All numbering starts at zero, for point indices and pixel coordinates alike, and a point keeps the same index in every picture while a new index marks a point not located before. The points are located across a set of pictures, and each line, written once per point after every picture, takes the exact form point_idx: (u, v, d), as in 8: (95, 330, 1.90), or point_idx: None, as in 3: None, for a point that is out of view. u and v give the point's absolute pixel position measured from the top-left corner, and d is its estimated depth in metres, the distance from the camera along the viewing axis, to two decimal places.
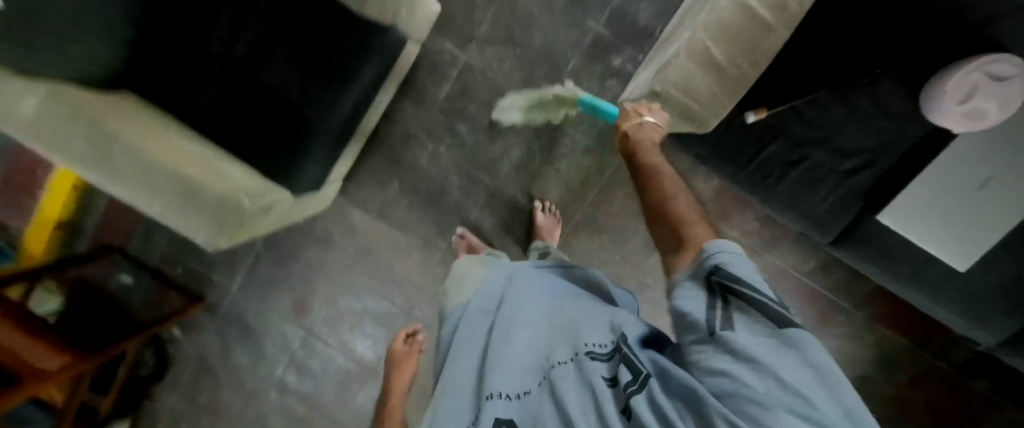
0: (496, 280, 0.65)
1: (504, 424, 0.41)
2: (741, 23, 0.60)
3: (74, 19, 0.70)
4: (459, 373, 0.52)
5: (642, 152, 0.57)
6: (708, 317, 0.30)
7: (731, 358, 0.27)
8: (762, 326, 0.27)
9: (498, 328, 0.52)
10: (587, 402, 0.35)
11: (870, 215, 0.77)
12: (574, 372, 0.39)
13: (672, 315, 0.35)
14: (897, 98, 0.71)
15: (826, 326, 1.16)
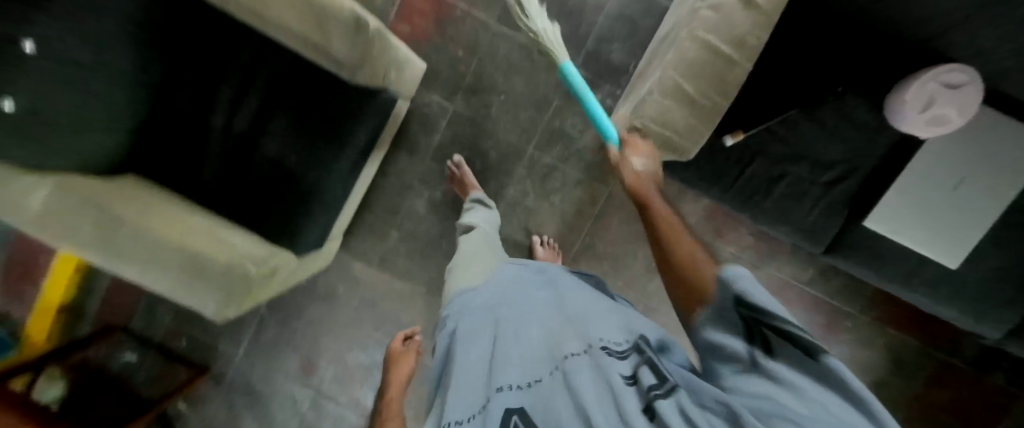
0: (502, 279, 0.65)
1: (515, 412, 0.39)
2: (708, 60, 0.64)
3: (78, 112, 0.73)
4: (464, 364, 0.51)
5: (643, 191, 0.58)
6: (749, 350, 0.32)
7: (772, 383, 0.28)
8: (799, 355, 0.29)
9: (508, 326, 0.52)
10: (605, 392, 0.35)
11: (856, 222, 0.80)
12: (590, 366, 0.39)
13: (708, 347, 0.37)
14: (862, 111, 0.75)
15: (835, 333, 1.17)
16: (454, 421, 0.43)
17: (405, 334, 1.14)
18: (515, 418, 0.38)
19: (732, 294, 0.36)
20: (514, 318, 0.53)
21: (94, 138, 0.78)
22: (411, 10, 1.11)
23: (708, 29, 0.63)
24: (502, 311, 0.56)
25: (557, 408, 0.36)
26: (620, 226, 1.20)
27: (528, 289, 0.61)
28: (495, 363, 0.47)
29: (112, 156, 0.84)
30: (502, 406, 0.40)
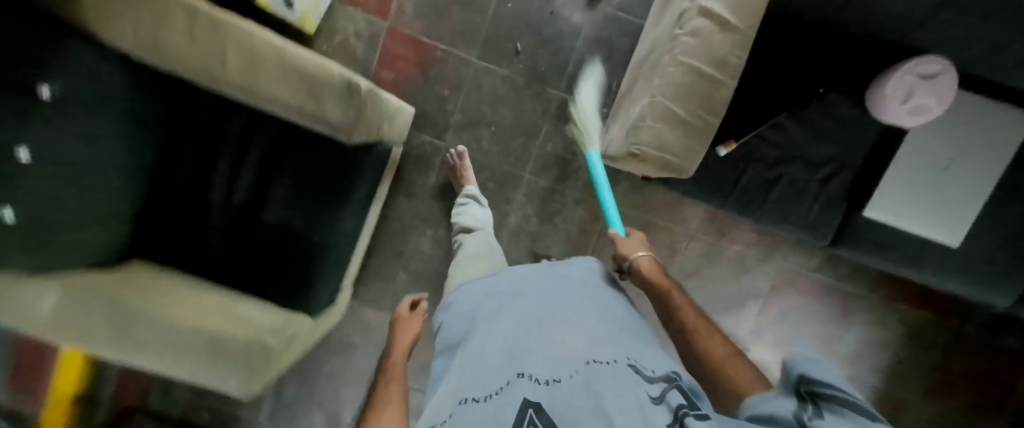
0: (519, 279, 0.65)
1: (532, 405, 0.38)
2: (694, 82, 0.66)
3: (78, 213, 0.73)
4: (481, 356, 0.49)
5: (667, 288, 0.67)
6: (797, 411, 0.33)
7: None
8: (853, 416, 0.30)
9: (527, 328, 0.51)
10: (633, 403, 0.35)
11: (857, 212, 0.82)
12: (617, 375, 0.39)
13: (755, 412, 0.38)
14: (845, 106, 0.78)
15: (848, 315, 1.20)
16: (469, 400, 0.42)
17: (411, 301, 1.07)
18: (532, 411, 0.37)
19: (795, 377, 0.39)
20: (538, 320, 0.53)
21: (94, 235, 0.77)
22: (392, 57, 1.13)
23: (691, 55, 0.65)
24: (526, 312, 0.55)
25: (581, 407, 0.36)
26: None
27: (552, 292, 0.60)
28: (515, 359, 0.46)
29: (115, 248, 0.83)
30: (519, 396, 0.39)
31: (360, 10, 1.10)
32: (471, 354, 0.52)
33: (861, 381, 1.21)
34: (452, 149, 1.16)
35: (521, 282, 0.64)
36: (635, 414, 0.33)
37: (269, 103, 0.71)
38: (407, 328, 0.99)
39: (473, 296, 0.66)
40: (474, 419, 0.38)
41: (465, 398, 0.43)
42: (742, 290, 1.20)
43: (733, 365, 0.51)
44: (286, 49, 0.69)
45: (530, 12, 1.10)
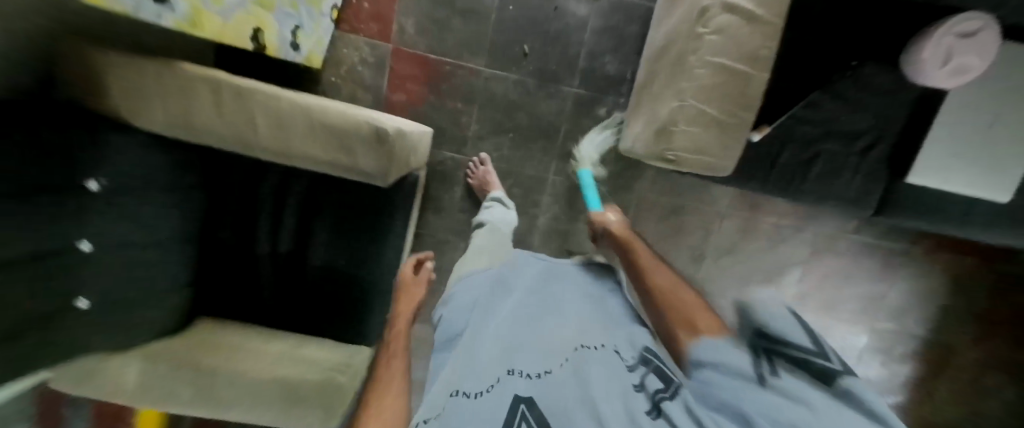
0: (515, 274, 0.73)
1: (523, 399, 0.44)
2: (725, 81, 0.64)
3: (139, 291, 0.77)
4: (474, 350, 0.54)
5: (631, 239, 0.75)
6: (755, 369, 0.33)
7: (781, 397, 0.30)
8: (809, 376, 0.31)
9: (519, 321, 0.58)
10: (618, 393, 0.42)
11: (899, 179, 0.80)
12: (602, 367, 0.46)
13: (709, 362, 0.38)
14: (881, 74, 0.75)
15: (890, 270, 1.19)
16: (465, 390, 0.47)
17: (416, 258, 0.94)
18: (523, 406, 0.42)
19: (748, 321, 0.39)
20: (531, 317, 0.59)
21: (156, 306, 0.81)
22: (401, 78, 1.11)
23: (721, 54, 0.63)
24: (518, 313, 0.61)
25: (571, 399, 0.42)
26: (657, 225, 1.19)
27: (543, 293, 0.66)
28: (508, 357, 0.51)
29: (178, 313, 0.87)
30: (510, 392, 0.45)
31: (362, 35, 1.08)
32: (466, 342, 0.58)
33: (906, 331, 1.23)
34: (475, 157, 1.16)
35: (518, 278, 0.71)
36: (618, 403, 0.41)
37: (303, 162, 0.72)
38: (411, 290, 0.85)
39: (469, 284, 0.72)
40: (468, 414, 0.43)
41: (453, 391, 0.48)
42: (780, 260, 1.20)
43: (687, 298, 0.54)
44: (311, 107, 0.69)
45: (533, 12, 1.07)
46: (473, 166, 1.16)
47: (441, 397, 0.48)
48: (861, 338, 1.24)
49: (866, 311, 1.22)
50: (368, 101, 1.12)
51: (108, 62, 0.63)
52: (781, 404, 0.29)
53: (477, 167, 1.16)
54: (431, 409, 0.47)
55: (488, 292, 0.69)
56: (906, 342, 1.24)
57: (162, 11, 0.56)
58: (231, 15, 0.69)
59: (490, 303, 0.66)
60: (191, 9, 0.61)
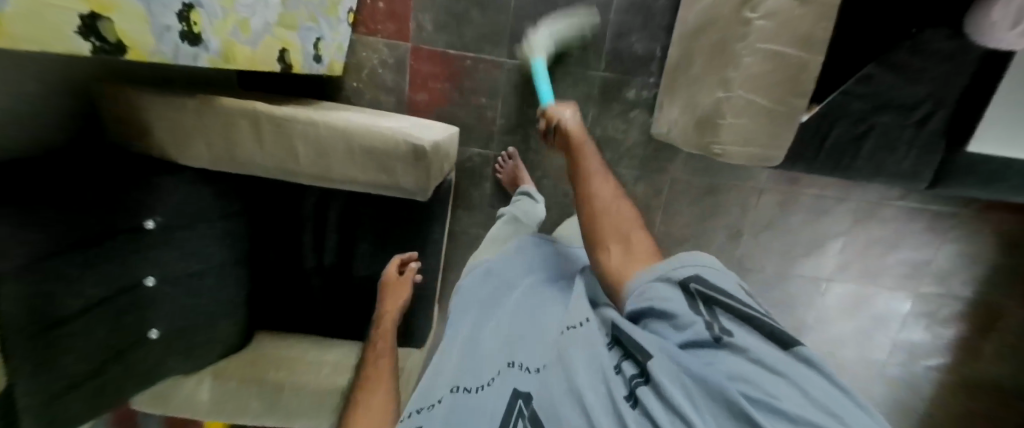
0: (515, 263, 0.78)
1: (522, 393, 0.48)
2: (776, 67, 0.61)
3: (199, 317, 0.80)
4: (476, 352, 0.59)
5: (579, 144, 0.69)
6: (710, 328, 0.42)
7: (737, 355, 0.38)
8: (759, 334, 0.40)
9: (520, 314, 0.63)
10: (598, 378, 0.44)
11: (958, 151, 0.76)
12: (585, 353, 0.48)
13: (661, 311, 0.46)
14: (942, 38, 0.71)
15: (938, 235, 1.15)
16: (467, 388, 0.52)
17: (398, 261, 0.91)
18: (519, 403, 0.46)
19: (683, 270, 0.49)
20: (530, 309, 0.64)
21: (222, 328, 0.86)
22: (422, 77, 1.09)
23: (772, 40, 0.60)
24: (514, 308, 0.65)
25: (560, 392, 0.44)
26: (691, 206, 1.17)
27: (539, 287, 0.70)
28: (506, 354, 0.56)
29: (243, 332, 0.92)
30: (509, 388, 0.49)
31: (380, 36, 1.05)
32: (471, 338, 0.63)
33: (954, 293, 1.20)
34: (503, 151, 1.15)
35: (517, 268, 0.76)
36: (601, 391, 0.42)
37: (347, 185, 0.73)
38: (396, 291, 0.89)
39: (479, 278, 0.78)
40: (469, 409, 0.48)
41: (454, 387, 0.53)
42: (820, 232, 1.17)
43: (625, 216, 0.61)
44: (349, 129, 0.68)
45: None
46: (502, 161, 1.15)
47: (439, 390, 0.55)
48: (905, 304, 1.22)
49: (911, 276, 1.20)
50: (391, 103, 1.11)
51: (146, 104, 0.63)
52: (750, 368, 0.37)
53: (505, 161, 1.14)
54: (429, 400, 0.54)
55: (489, 292, 0.74)
56: (953, 303, 1.21)
57: (197, 53, 0.56)
58: (258, 42, 0.69)
59: (492, 303, 0.71)
60: (223, 44, 0.61)
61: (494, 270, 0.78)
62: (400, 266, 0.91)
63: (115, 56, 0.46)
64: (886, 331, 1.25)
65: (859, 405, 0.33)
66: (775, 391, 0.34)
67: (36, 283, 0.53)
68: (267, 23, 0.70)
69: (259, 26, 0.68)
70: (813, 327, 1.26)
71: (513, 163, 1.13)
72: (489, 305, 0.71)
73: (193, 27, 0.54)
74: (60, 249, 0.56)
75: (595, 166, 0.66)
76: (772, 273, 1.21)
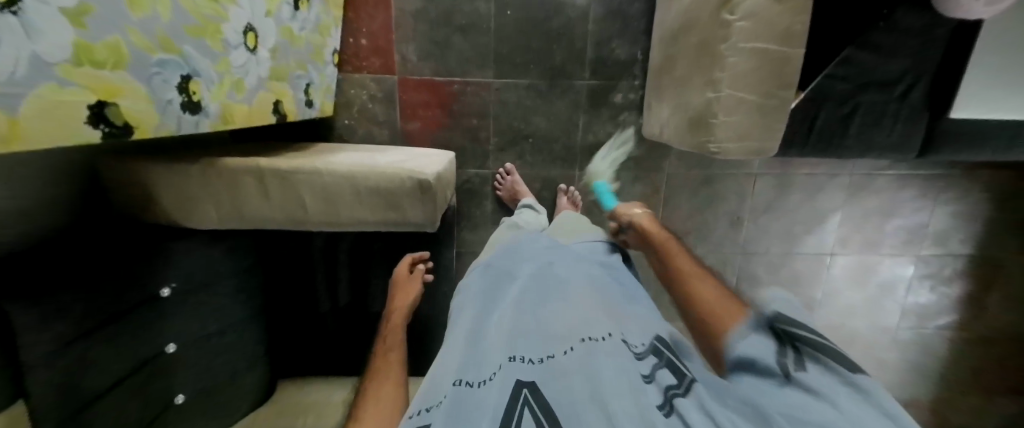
0: (514, 258, 0.77)
1: (525, 384, 0.45)
2: (760, 64, 0.63)
3: (220, 376, 0.80)
4: (479, 346, 0.56)
5: (656, 234, 0.76)
6: (780, 361, 0.43)
7: (807, 391, 0.39)
8: (836, 367, 0.40)
9: (524, 307, 0.62)
10: (628, 383, 0.43)
11: (942, 117, 0.80)
12: (611, 358, 0.47)
13: (738, 359, 0.46)
14: (916, 14, 0.72)
15: (930, 198, 1.18)
16: (467, 381, 0.48)
17: (409, 260, 0.86)
18: (525, 393, 0.44)
19: (767, 312, 0.48)
20: (534, 302, 0.63)
21: (247, 381, 0.86)
22: (413, 106, 1.10)
23: (754, 39, 0.61)
24: (515, 301, 0.63)
25: (583, 393, 0.43)
26: (690, 199, 1.18)
27: (546, 278, 0.68)
28: (510, 344, 0.53)
29: (266, 383, 0.91)
30: (513, 377, 0.46)
31: (366, 72, 1.06)
32: (470, 329, 0.61)
33: (953, 253, 1.23)
34: (501, 168, 1.16)
35: (515, 262, 0.75)
36: (628, 397, 0.41)
37: (356, 225, 0.74)
38: (405, 286, 0.83)
39: (483, 273, 0.76)
40: (468, 401, 0.45)
41: (455, 381, 0.49)
42: (818, 208, 1.20)
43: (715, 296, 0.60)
44: (355, 174, 0.69)
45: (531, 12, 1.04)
46: (501, 178, 1.16)
47: (440, 386, 0.50)
48: (908, 268, 1.25)
49: (910, 240, 1.22)
50: (385, 136, 1.12)
51: (153, 175, 0.63)
52: (812, 401, 0.38)
53: (503, 177, 1.16)
54: (433, 397, 0.48)
55: (489, 283, 0.73)
56: (953, 262, 1.24)
57: (198, 119, 0.57)
58: (252, 99, 0.69)
59: (492, 296, 0.69)
60: (221, 107, 0.62)
61: (496, 264, 0.77)
62: (410, 266, 0.87)
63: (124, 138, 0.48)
64: (894, 295, 1.27)
65: None
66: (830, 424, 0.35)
67: (60, 352, 0.54)
68: (260, 79, 0.71)
69: (253, 84, 0.69)
70: (823, 301, 1.28)
71: (512, 179, 1.14)
72: (488, 299, 0.69)
73: (192, 95, 0.56)
74: (88, 330, 0.58)
75: (670, 242, 0.74)
76: (777, 254, 1.23)
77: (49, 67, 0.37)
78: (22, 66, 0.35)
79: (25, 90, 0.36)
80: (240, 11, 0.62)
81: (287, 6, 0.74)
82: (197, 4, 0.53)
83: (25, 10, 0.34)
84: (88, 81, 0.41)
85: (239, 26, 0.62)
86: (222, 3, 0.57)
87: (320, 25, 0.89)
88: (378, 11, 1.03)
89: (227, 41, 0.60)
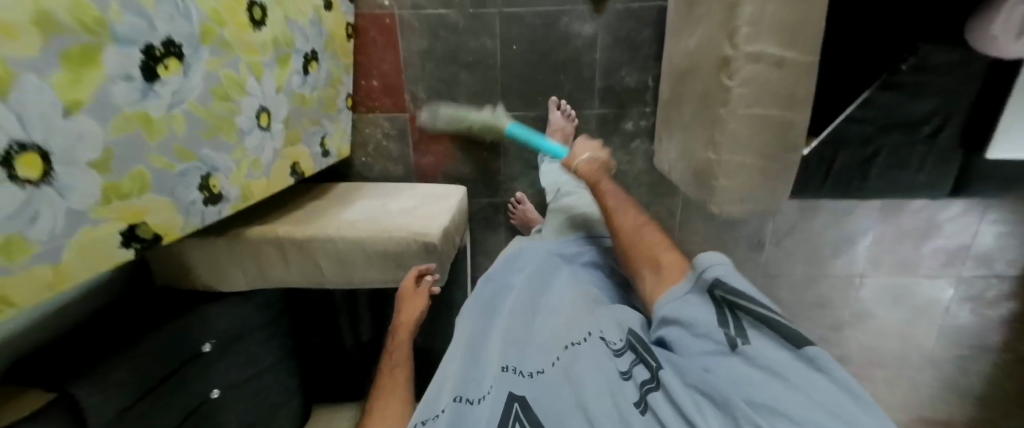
0: (514, 264, 0.84)
1: (517, 396, 0.52)
2: (760, 129, 0.61)
3: (260, 415, 0.88)
4: (479, 359, 0.63)
5: (593, 177, 0.83)
6: (730, 336, 0.48)
7: (748, 360, 0.45)
8: (773, 337, 0.47)
9: (518, 312, 0.69)
10: (608, 386, 0.51)
11: (978, 155, 0.74)
12: (591, 365, 0.54)
13: (689, 328, 0.52)
14: (943, 50, 0.67)
15: (975, 218, 1.10)
16: (469, 398, 0.55)
17: (415, 273, 0.76)
18: (516, 406, 0.50)
19: (711, 278, 0.54)
20: (528, 310, 0.70)
21: (284, 415, 0.95)
22: (424, 141, 1.12)
23: (753, 105, 0.59)
24: (510, 312, 0.69)
25: (569, 402, 0.50)
26: (707, 223, 1.16)
27: (538, 284, 0.76)
28: (504, 356, 0.60)
29: (301, 413, 1.00)
30: (507, 391, 0.53)
31: (379, 112, 1.10)
32: (473, 338, 0.68)
33: (998, 274, 1.15)
34: (513, 197, 1.18)
35: (513, 269, 0.83)
36: (608, 400, 0.49)
37: (369, 284, 0.79)
38: (411, 304, 0.77)
39: (488, 278, 0.83)
40: (470, 416, 0.52)
41: (455, 397, 0.56)
42: (847, 230, 1.14)
43: (626, 222, 0.73)
44: (366, 240, 0.74)
45: (537, 44, 1.02)
46: (512, 207, 1.18)
47: (441, 400, 0.56)
48: (946, 289, 1.18)
49: (950, 261, 1.15)
50: (400, 171, 1.16)
51: (191, 254, 0.71)
52: (757, 374, 0.43)
53: (516, 205, 1.18)
54: (433, 408, 0.56)
55: (490, 294, 0.79)
56: (998, 283, 1.16)
57: (220, 207, 0.63)
58: (270, 169, 0.74)
59: (493, 304, 0.76)
60: (241, 189, 0.67)
61: (497, 269, 0.84)
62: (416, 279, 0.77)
63: (154, 245, 0.53)
64: (930, 316, 1.21)
65: (850, 395, 0.40)
66: (772, 394, 0.41)
67: (121, 417, 0.62)
68: (276, 149, 0.75)
69: (269, 157, 0.73)
70: (851, 322, 1.24)
71: (523, 208, 1.16)
72: (487, 314, 0.74)
73: (212, 189, 0.61)
74: (151, 386, 0.66)
75: (604, 182, 0.82)
76: (801, 276, 1.19)
77: (83, 214, 0.43)
78: (60, 222, 0.40)
79: (65, 240, 0.41)
80: (252, 98, 0.65)
81: (297, 75, 0.77)
82: (209, 108, 0.57)
83: (57, 177, 0.39)
84: (118, 213, 0.47)
85: (251, 111, 0.65)
86: (233, 99, 0.61)
87: (331, 76, 0.92)
88: (386, 53, 1.04)
89: (240, 129, 0.64)
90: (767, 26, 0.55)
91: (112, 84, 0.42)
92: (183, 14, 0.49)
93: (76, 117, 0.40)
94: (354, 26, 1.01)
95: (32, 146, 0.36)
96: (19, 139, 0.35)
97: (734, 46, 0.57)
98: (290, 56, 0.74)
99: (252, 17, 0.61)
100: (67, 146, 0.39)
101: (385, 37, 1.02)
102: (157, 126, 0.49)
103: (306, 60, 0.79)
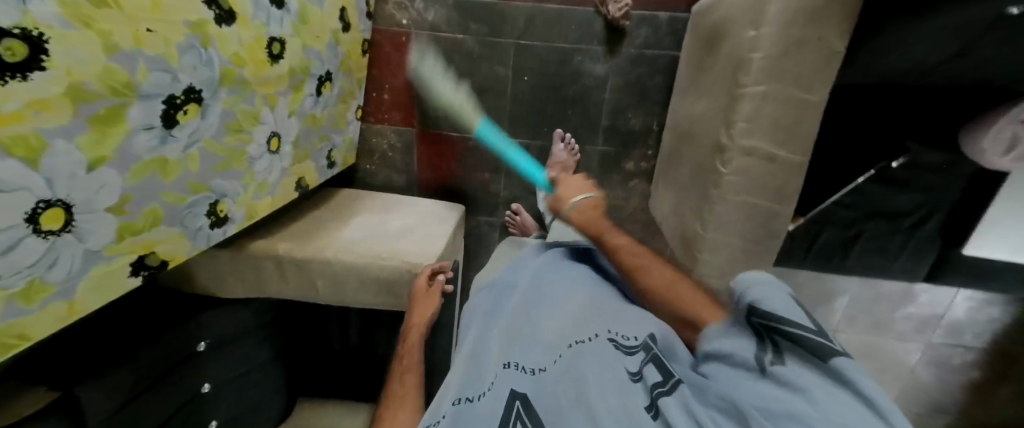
0: (515, 267, 0.73)
1: (518, 394, 0.43)
2: (744, 215, 0.63)
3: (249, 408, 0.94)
4: (477, 356, 0.53)
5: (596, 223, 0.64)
6: (759, 357, 0.38)
7: (781, 386, 0.34)
8: (811, 358, 0.35)
9: (521, 309, 0.59)
10: (615, 388, 0.40)
11: (954, 249, 0.77)
12: (598, 362, 0.43)
13: (717, 355, 0.41)
14: (936, 153, 0.70)
15: (952, 290, 1.13)
16: (467, 398, 0.46)
17: (427, 272, 0.78)
18: (518, 405, 0.41)
19: (746, 301, 0.42)
20: (531, 304, 0.60)
21: (271, 406, 1.01)
22: (428, 157, 1.14)
23: (742, 192, 0.62)
24: (512, 311, 0.59)
25: (569, 399, 0.41)
26: None
27: (544, 281, 0.65)
28: (506, 353, 0.51)
29: (285, 405, 1.06)
30: (508, 387, 0.44)
31: (387, 124, 1.11)
32: (474, 339, 0.58)
33: (964, 343, 1.19)
34: (509, 208, 1.18)
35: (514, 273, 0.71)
36: (614, 401, 0.39)
37: (362, 304, 0.83)
38: (423, 304, 0.75)
39: (487, 285, 0.73)
40: (469, 414, 0.43)
41: (455, 400, 0.46)
42: (829, 287, 1.17)
43: (642, 261, 0.59)
44: (361, 265, 0.78)
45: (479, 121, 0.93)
46: (510, 218, 1.19)
47: (440, 406, 0.46)
48: (913, 352, 1.22)
49: (922, 326, 1.19)
50: (402, 182, 1.18)
51: (196, 265, 0.75)
52: (783, 393, 0.33)
53: (514, 216, 1.18)
54: (430, 416, 0.45)
55: (491, 302, 0.66)
56: (964, 352, 1.20)
57: (223, 229, 0.65)
58: (276, 188, 0.77)
59: (494, 307, 0.65)
60: (246, 209, 0.69)
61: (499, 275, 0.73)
62: (429, 277, 0.78)
63: (160, 270, 0.57)
64: (897, 375, 1.25)
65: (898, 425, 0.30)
66: None
67: (120, 409, 0.66)
68: (283, 168, 0.77)
69: (276, 177, 0.75)
70: None
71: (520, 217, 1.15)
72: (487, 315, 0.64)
73: (219, 214, 0.63)
74: (146, 380, 0.70)
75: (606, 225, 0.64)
76: None
77: (98, 253, 0.46)
78: (77, 262, 0.44)
79: (79, 278, 0.45)
80: (265, 125, 0.67)
81: (310, 97, 0.79)
82: (222, 142, 0.59)
83: (77, 225, 0.42)
84: (129, 248, 0.50)
85: (263, 139, 0.68)
86: (246, 130, 0.63)
87: (342, 94, 0.93)
88: (400, 69, 1.05)
89: (251, 156, 0.66)
90: (762, 124, 0.57)
91: (134, 134, 0.45)
92: (205, 63, 0.52)
93: (98, 170, 0.42)
94: (370, 41, 1.03)
95: (58, 202, 0.39)
96: (46, 197, 0.38)
97: (731, 136, 0.60)
98: (305, 82, 0.76)
99: (270, 53, 0.63)
100: (89, 196, 0.42)
101: (401, 54, 1.04)
102: (173, 168, 0.52)
103: (319, 82, 0.81)
